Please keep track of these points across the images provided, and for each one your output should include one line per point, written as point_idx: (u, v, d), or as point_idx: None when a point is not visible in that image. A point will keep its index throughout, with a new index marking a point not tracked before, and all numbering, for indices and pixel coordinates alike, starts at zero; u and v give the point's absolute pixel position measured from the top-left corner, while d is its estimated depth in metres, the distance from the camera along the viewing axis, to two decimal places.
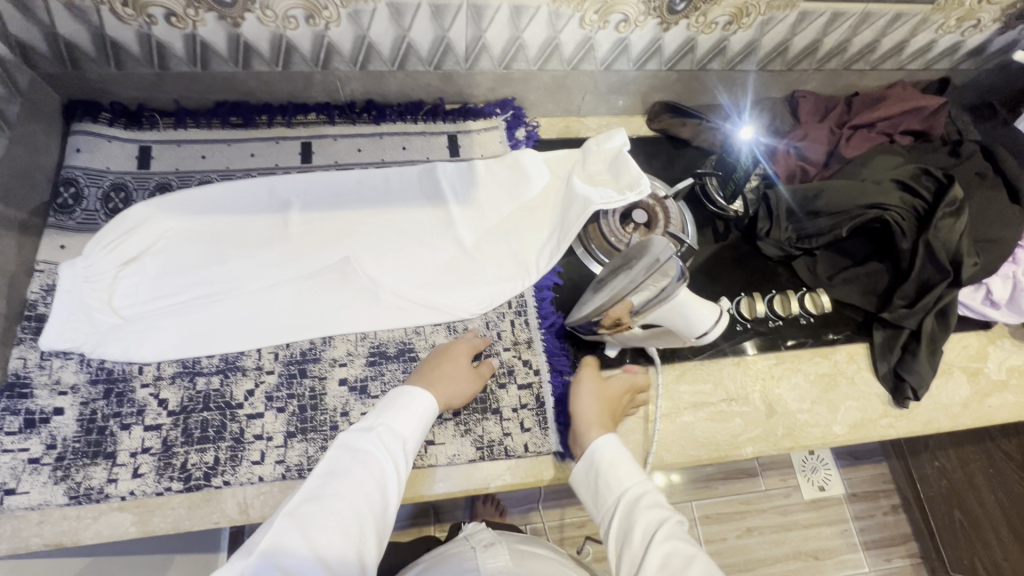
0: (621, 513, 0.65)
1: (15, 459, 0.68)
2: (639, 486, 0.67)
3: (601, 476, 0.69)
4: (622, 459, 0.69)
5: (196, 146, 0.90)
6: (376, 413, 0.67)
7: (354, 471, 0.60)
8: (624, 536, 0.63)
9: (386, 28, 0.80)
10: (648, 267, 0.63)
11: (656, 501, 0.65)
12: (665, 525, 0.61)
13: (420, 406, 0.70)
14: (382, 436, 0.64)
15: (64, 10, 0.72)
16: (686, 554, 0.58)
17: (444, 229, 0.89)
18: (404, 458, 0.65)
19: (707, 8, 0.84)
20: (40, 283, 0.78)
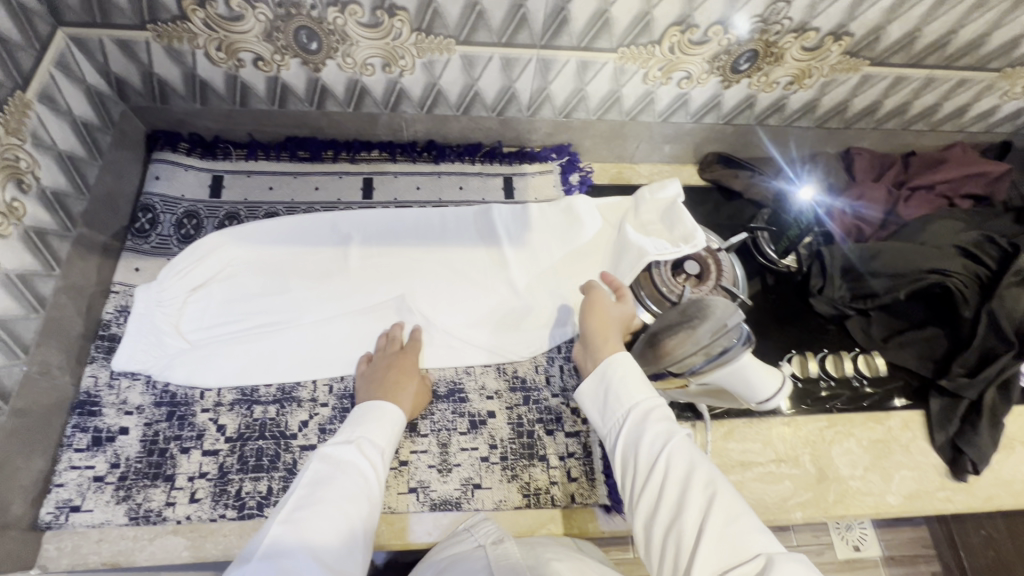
0: (626, 426, 0.61)
1: (81, 476, 0.71)
2: (647, 400, 0.62)
3: (608, 386, 0.64)
4: (633, 374, 0.64)
5: (264, 178, 0.94)
6: (354, 424, 0.69)
7: (339, 477, 0.61)
8: (628, 448, 0.60)
9: (457, 78, 0.83)
10: (712, 329, 0.62)
11: (664, 415, 0.60)
12: (670, 439, 0.58)
13: (388, 416, 0.71)
14: (361, 446, 0.66)
15: (163, 53, 0.76)
16: (685, 466, 0.56)
17: (496, 270, 0.90)
18: (382, 463, 0.67)
19: (770, 68, 0.85)
20: (115, 304, 0.81)
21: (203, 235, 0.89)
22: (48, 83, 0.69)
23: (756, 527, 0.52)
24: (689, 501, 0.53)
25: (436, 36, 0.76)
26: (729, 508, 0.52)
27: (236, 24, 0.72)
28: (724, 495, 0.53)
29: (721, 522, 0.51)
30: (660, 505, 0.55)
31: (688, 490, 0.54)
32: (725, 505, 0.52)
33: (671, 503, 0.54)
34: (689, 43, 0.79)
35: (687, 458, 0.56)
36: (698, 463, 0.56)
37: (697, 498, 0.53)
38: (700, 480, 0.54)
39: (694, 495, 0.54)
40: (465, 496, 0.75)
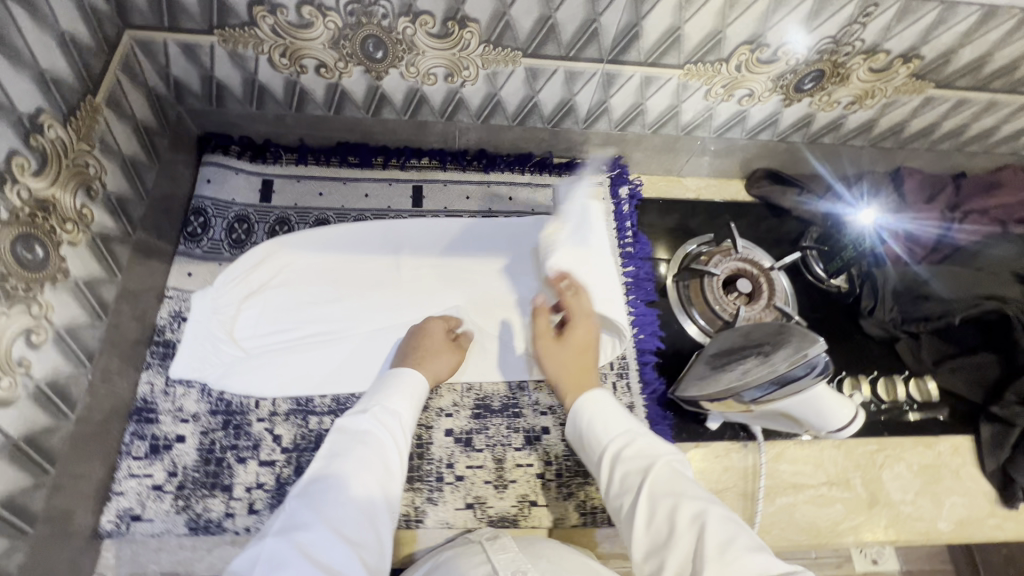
0: (613, 459, 0.65)
1: (140, 485, 0.70)
2: (628, 433, 0.67)
3: (586, 428, 0.69)
4: (609, 407, 0.70)
5: (314, 183, 0.93)
6: (374, 396, 0.71)
7: (354, 448, 0.64)
8: (616, 487, 0.63)
9: (519, 89, 0.82)
10: (789, 357, 0.62)
11: (648, 447, 0.65)
12: (654, 467, 0.61)
13: (413, 385, 0.73)
14: (377, 416, 0.68)
15: (226, 58, 0.75)
16: (669, 500, 0.57)
17: (534, 283, 0.88)
18: (401, 433, 0.68)
19: (834, 89, 0.84)
20: (169, 309, 0.80)
21: (254, 239, 0.87)
22: (115, 88, 0.68)
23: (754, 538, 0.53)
24: (680, 524, 0.55)
25: (504, 48, 0.74)
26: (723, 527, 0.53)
27: (305, 31, 0.71)
28: (712, 514, 0.55)
29: (716, 542, 0.52)
30: (652, 531, 0.57)
31: (679, 511, 0.56)
32: (720, 522, 0.54)
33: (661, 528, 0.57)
34: (756, 62, 0.79)
35: (678, 486, 0.59)
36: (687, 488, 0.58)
37: (688, 523, 0.55)
38: (687, 504, 0.56)
39: (685, 519, 0.55)
40: (522, 512, 0.75)
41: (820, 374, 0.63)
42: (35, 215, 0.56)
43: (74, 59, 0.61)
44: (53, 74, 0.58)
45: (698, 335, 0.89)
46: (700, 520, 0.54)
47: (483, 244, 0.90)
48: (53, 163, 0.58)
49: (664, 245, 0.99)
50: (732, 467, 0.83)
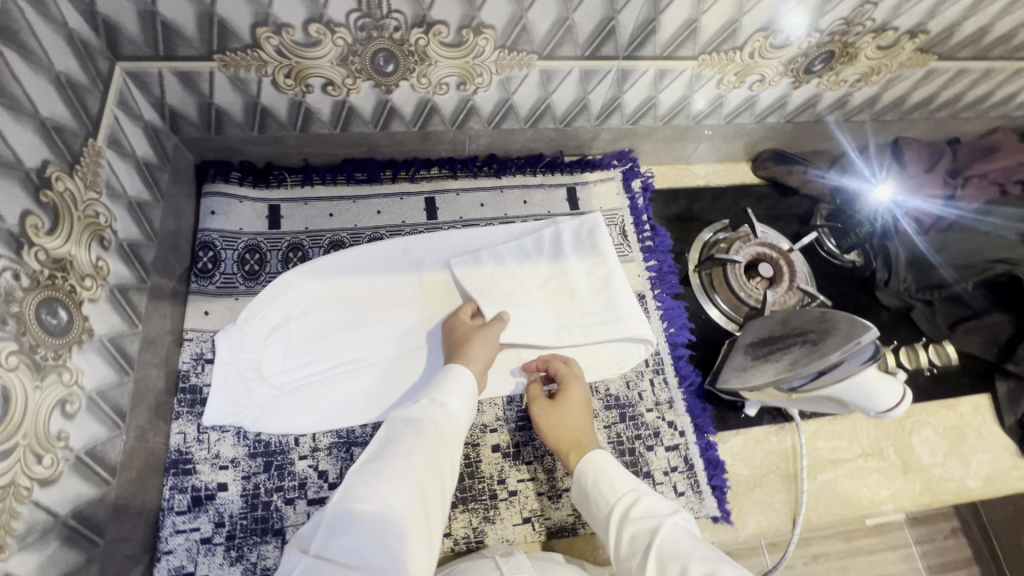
0: (620, 522, 0.59)
1: (188, 540, 0.68)
2: (634, 491, 0.62)
3: (589, 493, 0.65)
4: (611, 465, 0.65)
5: (323, 204, 0.89)
6: (432, 390, 0.66)
7: (410, 434, 0.58)
8: (626, 553, 0.57)
9: (532, 92, 0.80)
10: (840, 345, 0.62)
11: (654, 505, 0.60)
12: (662, 523, 0.56)
13: (463, 385, 0.67)
14: (428, 407, 0.62)
15: (226, 83, 0.70)
16: (677, 560, 0.51)
17: (556, 289, 0.83)
18: (454, 435, 0.63)
19: (842, 68, 0.85)
20: (191, 352, 0.76)
21: (268, 269, 0.84)
22: (113, 127, 0.64)
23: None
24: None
25: (519, 53, 0.72)
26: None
27: (311, 50, 0.67)
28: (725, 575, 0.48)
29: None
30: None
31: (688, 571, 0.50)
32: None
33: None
34: (769, 48, 0.78)
35: (683, 546, 0.53)
36: (694, 549, 0.52)
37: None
38: (695, 566, 0.50)
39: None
40: (579, 521, 0.76)
41: (873, 358, 0.62)
42: (54, 276, 0.52)
43: (72, 101, 0.56)
44: (54, 122, 0.53)
45: (721, 321, 0.92)
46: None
47: (502, 250, 0.84)
48: (65, 218, 0.54)
49: (681, 236, 0.99)
50: (773, 449, 0.85)
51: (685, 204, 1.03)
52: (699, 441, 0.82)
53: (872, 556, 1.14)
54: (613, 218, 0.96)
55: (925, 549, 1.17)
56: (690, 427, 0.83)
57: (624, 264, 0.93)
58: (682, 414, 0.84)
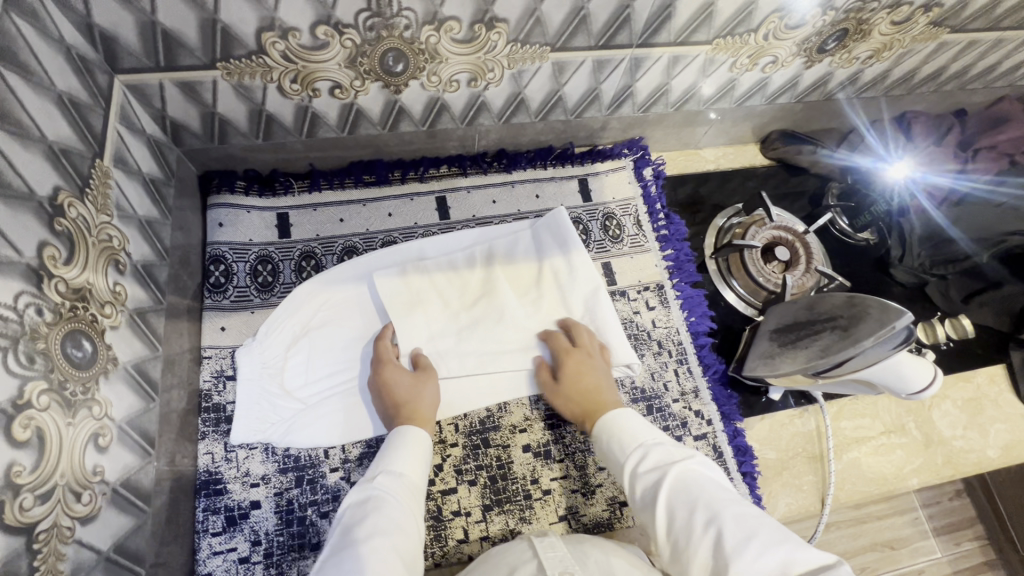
0: (633, 475, 0.59)
1: (227, 560, 0.67)
2: (642, 444, 0.61)
3: (606, 446, 0.65)
4: (624, 421, 0.65)
5: (332, 209, 0.86)
6: (385, 460, 0.63)
7: (374, 512, 0.55)
8: (640, 502, 0.57)
9: (544, 84, 0.78)
10: (874, 331, 0.61)
11: (663, 453, 0.59)
12: (671, 472, 0.56)
13: (419, 446, 0.65)
14: (387, 481, 0.59)
15: (230, 91, 0.68)
16: (688, 503, 0.52)
17: (487, 306, 0.80)
18: (417, 506, 0.59)
19: (855, 45, 0.83)
20: (211, 370, 0.75)
21: (282, 280, 0.81)
22: (118, 144, 0.61)
23: (792, 535, 0.48)
24: (698, 533, 0.50)
25: (532, 46, 0.70)
26: (748, 531, 0.48)
27: (318, 53, 0.64)
28: (729, 518, 0.49)
29: (740, 545, 0.47)
30: (679, 543, 0.51)
31: (696, 516, 0.51)
32: (738, 522, 0.49)
33: (682, 541, 0.51)
34: (784, 29, 0.76)
35: (693, 490, 0.53)
36: (704, 491, 0.53)
37: (705, 530, 0.49)
38: (703, 508, 0.51)
39: (701, 526, 0.50)
40: (615, 515, 0.76)
41: (903, 343, 0.62)
42: (76, 307, 0.50)
43: (76, 121, 0.54)
44: (61, 145, 0.51)
45: (737, 303, 0.92)
46: (717, 525, 0.49)
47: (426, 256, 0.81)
48: (80, 244, 0.52)
49: (695, 222, 0.98)
50: (798, 432, 0.86)
51: (696, 189, 1.02)
52: (726, 428, 0.83)
53: (882, 521, 1.16)
54: (627, 208, 0.95)
55: (931, 512, 1.20)
56: (716, 414, 0.83)
57: (641, 254, 0.92)
58: (708, 403, 0.84)
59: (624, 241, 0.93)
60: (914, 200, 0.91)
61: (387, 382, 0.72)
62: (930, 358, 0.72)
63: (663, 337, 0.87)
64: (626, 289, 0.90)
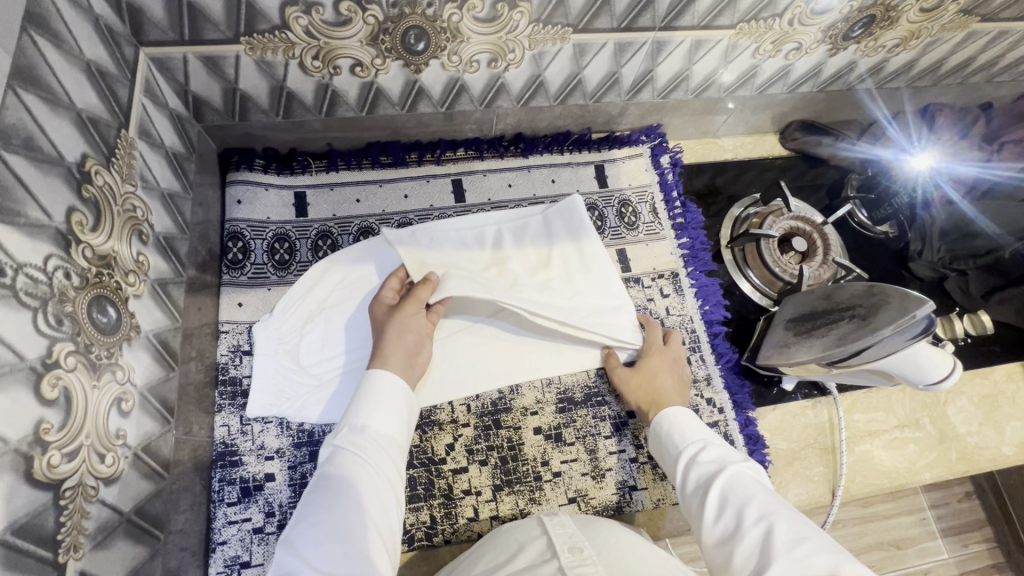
0: (690, 464, 0.61)
1: (241, 530, 0.68)
2: (703, 441, 0.63)
3: (666, 434, 0.67)
4: (687, 419, 0.67)
5: (349, 190, 0.87)
6: (354, 412, 0.61)
7: (337, 474, 0.54)
8: (692, 489, 0.59)
9: (564, 67, 0.78)
10: (893, 319, 0.61)
11: (723, 452, 0.61)
12: (730, 469, 0.57)
13: (391, 392, 0.63)
14: (350, 436, 0.58)
15: (253, 66, 0.68)
16: (741, 497, 0.53)
17: (496, 277, 0.78)
18: (389, 458, 0.58)
19: (881, 33, 0.82)
20: (228, 344, 0.76)
21: (298, 258, 0.82)
22: (142, 116, 0.62)
23: (843, 552, 0.47)
24: (746, 523, 0.51)
25: (554, 26, 0.69)
26: (802, 532, 0.48)
27: (341, 30, 0.64)
28: (783, 518, 0.50)
29: (790, 544, 0.47)
30: (721, 531, 0.53)
31: (748, 509, 0.52)
32: (790, 524, 0.49)
33: (727, 530, 0.52)
34: (809, 15, 0.75)
35: (751, 489, 0.54)
36: (762, 493, 0.54)
37: (755, 522, 0.51)
38: (755, 505, 0.52)
39: (752, 519, 0.51)
40: (625, 499, 0.76)
41: (921, 333, 0.61)
42: (102, 273, 0.51)
43: (103, 90, 0.55)
44: (89, 113, 0.52)
45: (751, 293, 0.91)
46: (770, 521, 0.50)
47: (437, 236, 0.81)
48: (106, 212, 0.52)
49: (711, 212, 0.98)
50: (810, 423, 0.85)
51: (713, 179, 1.01)
52: (738, 417, 0.83)
53: (889, 520, 1.15)
54: (643, 195, 0.94)
55: (939, 512, 1.18)
56: (728, 403, 0.83)
57: (656, 241, 0.92)
58: (720, 391, 0.84)
59: (639, 229, 0.92)
60: (938, 191, 0.91)
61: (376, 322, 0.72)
62: (948, 349, 0.71)
63: (676, 325, 0.87)
64: (640, 276, 0.89)
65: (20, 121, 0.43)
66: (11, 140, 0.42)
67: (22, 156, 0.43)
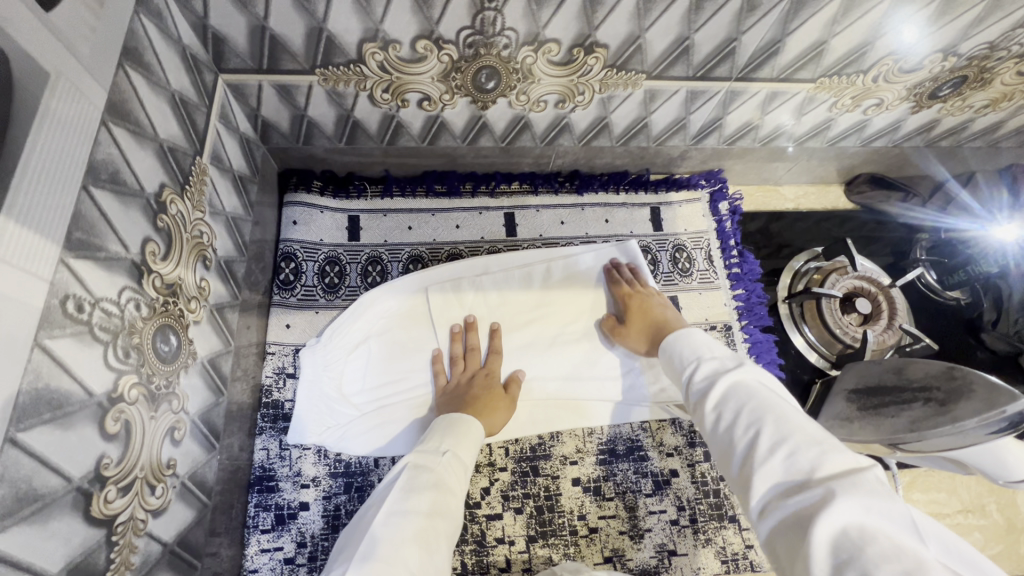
0: (687, 380, 0.53)
1: (273, 559, 0.68)
2: (697, 356, 0.54)
3: (670, 350, 0.59)
4: (699, 336, 0.57)
5: (402, 216, 0.86)
6: (439, 438, 0.60)
7: (433, 488, 0.52)
8: (693, 394, 0.51)
9: (632, 111, 0.76)
10: (978, 411, 0.57)
11: (720, 363, 0.52)
12: (726, 376, 0.49)
13: (471, 436, 0.61)
14: (447, 463, 0.56)
15: (324, 96, 0.69)
16: (738, 403, 0.45)
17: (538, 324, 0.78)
18: (464, 490, 0.57)
19: (971, 94, 0.78)
20: (274, 366, 0.76)
21: (348, 283, 0.82)
22: (215, 140, 0.63)
23: (831, 441, 0.40)
24: (736, 430, 0.44)
25: (628, 72, 0.67)
26: (788, 430, 0.41)
27: (414, 66, 0.64)
28: (775, 421, 0.42)
29: (783, 454, 0.40)
30: (720, 439, 0.45)
31: (739, 415, 0.44)
32: (785, 427, 0.41)
33: (722, 438, 0.45)
34: (896, 73, 0.71)
35: (750, 393, 0.46)
36: (758, 393, 0.45)
37: (745, 427, 0.43)
38: (748, 409, 0.44)
39: (741, 426, 0.44)
40: (663, 564, 0.73)
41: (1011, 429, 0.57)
42: (168, 302, 0.51)
43: (184, 119, 0.56)
44: (169, 143, 0.52)
45: (805, 350, 0.88)
46: (765, 429, 0.42)
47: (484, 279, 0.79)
48: (176, 240, 0.53)
49: (769, 263, 0.94)
50: None
51: (773, 228, 0.97)
52: None
53: None
54: (699, 241, 0.91)
55: None
56: None
57: (710, 291, 0.88)
58: None
59: (693, 276, 0.89)
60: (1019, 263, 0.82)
61: (475, 383, 0.72)
62: None
63: None
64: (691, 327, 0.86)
65: (108, 156, 0.43)
66: (99, 175, 0.42)
67: (107, 190, 0.43)
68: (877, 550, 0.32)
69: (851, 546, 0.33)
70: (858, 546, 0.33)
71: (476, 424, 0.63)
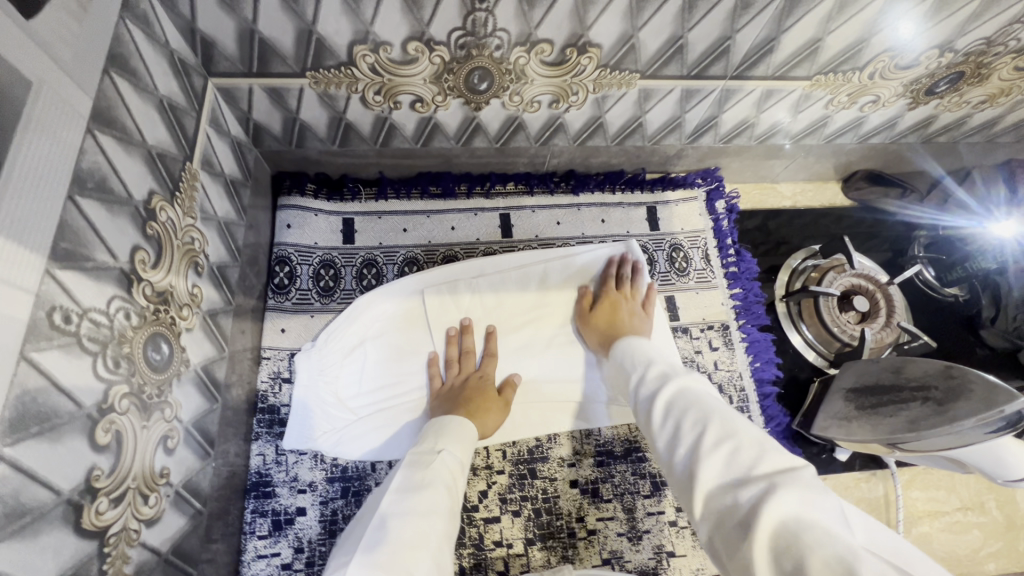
0: (637, 385, 0.53)
1: (270, 565, 0.68)
2: (649, 362, 0.55)
3: (623, 360, 0.60)
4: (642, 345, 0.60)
5: (397, 219, 0.86)
6: (434, 438, 0.59)
7: (430, 487, 0.52)
8: (642, 400, 0.51)
9: (627, 110, 0.75)
10: (976, 411, 0.57)
11: (671, 367, 0.52)
12: (676, 379, 0.49)
13: (465, 435, 0.61)
14: (443, 461, 0.56)
15: (315, 99, 0.68)
16: (683, 404, 0.45)
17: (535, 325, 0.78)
18: (462, 488, 0.56)
19: (968, 89, 0.77)
20: (269, 371, 0.75)
21: (343, 286, 0.81)
22: (205, 145, 0.62)
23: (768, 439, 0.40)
24: (681, 432, 0.43)
25: (621, 72, 0.67)
26: (730, 428, 0.41)
27: (406, 68, 0.63)
28: (718, 420, 0.42)
29: (725, 455, 0.39)
30: (663, 442, 0.45)
31: (684, 416, 0.44)
32: (728, 427, 0.41)
33: (666, 441, 0.44)
34: (892, 69, 0.71)
35: (696, 396, 0.46)
36: (704, 397, 0.45)
37: (690, 427, 0.43)
38: (693, 411, 0.44)
39: (686, 426, 0.43)
40: (661, 565, 0.73)
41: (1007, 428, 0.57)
42: (159, 310, 0.51)
43: (173, 125, 0.55)
44: (158, 149, 0.52)
45: (803, 349, 0.87)
46: (708, 428, 0.42)
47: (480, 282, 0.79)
48: (167, 247, 0.52)
49: (767, 261, 0.93)
50: (864, 497, 0.80)
51: (770, 226, 0.97)
52: None
53: None
54: (696, 240, 0.91)
55: None
56: None
57: (707, 290, 0.88)
58: None
59: (690, 276, 0.89)
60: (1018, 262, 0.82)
61: (470, 386, 0.72)
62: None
63: (725, 381, 0.83)
64: (688, 326, 0.86)
65: (94, 164, 0.43)
66: (86, 184, 0.42)
67: (95, 199, 0.43)
68: (811, 543, 0.32)
69: (789, 539, 0.33)
70: (794, 540, 0.33)
71: (471, 426, 0.63)
